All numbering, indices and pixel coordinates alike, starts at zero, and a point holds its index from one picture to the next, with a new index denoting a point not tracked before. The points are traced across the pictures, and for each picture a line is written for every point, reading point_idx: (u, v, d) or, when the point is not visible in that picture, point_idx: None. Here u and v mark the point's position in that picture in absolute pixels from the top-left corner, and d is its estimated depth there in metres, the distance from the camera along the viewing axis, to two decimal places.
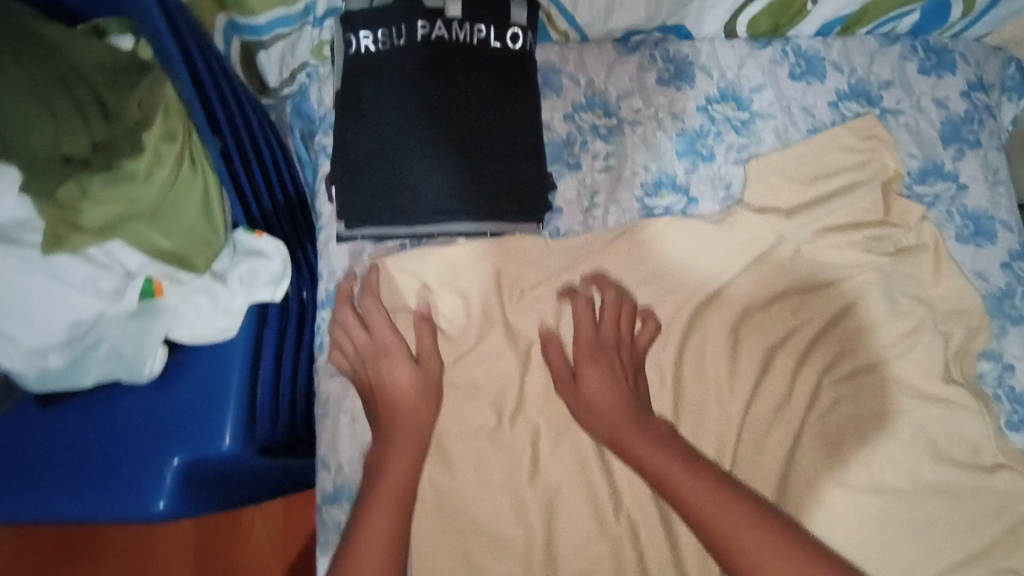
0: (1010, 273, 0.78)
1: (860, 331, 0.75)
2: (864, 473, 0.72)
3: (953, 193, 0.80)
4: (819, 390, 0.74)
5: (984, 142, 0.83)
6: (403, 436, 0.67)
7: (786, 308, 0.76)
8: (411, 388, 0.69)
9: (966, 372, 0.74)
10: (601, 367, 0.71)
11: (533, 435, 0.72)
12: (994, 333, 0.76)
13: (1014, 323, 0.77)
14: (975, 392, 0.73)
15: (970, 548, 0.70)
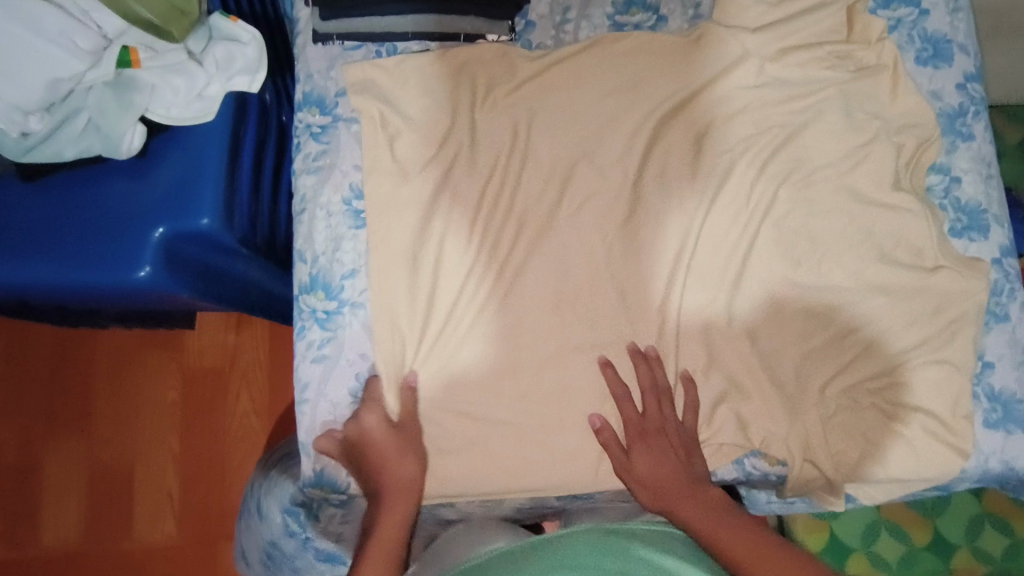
0: (965, 93, 0.81)
1: (816, 144, 0.78)
2: (812, 274, 0.75)
3: (915, 17, 0.82)
4: (776, 199, 0.77)
5: None
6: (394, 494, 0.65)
7: (748, 122, 0.79)
8: (386, 446, 0.68)
9: (914, 184, 0.78)
10: (649, 448, 0.69)
11: (500, 233, 0.75)
12: (944, 149, 0.79)
13: (964, 140, 0.80)
14: (921, 201, 0.77)
15: (910, 342, 0.74)
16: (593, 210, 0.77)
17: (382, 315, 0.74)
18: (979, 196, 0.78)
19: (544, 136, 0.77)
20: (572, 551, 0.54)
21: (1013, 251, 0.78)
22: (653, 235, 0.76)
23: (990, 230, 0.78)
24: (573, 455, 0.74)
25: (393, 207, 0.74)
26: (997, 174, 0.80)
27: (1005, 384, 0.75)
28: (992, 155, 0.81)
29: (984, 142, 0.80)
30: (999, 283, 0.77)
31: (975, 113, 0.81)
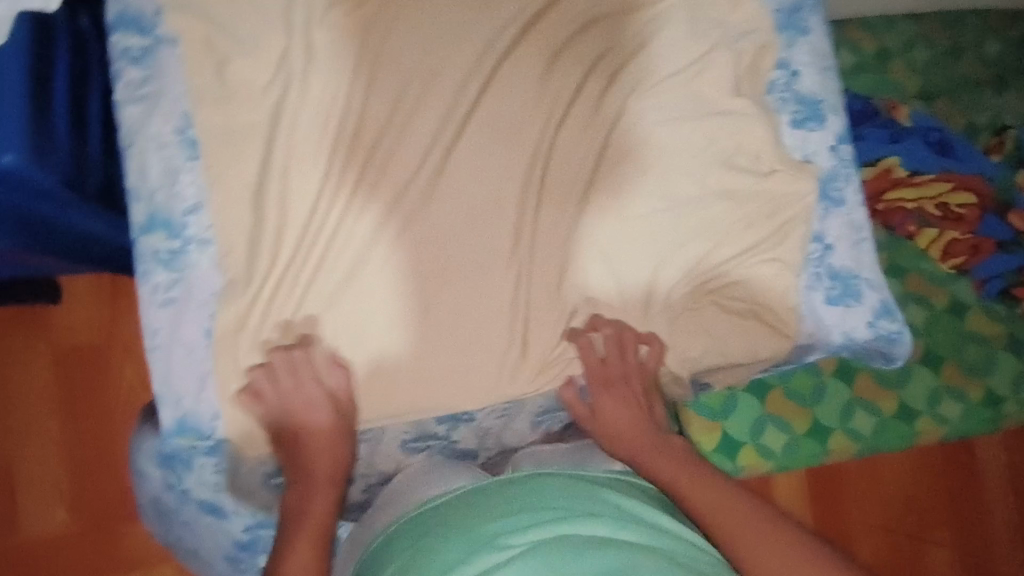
0: None
1: (664, 50, 0.80)
2: (660, 183, 0.79)
3: None
4: (625, 109, 0.79)
5: None
6: (303, 529, 0.67)
7: (598, 31, 0.79)
8: (320, 474, 0.71)
9: (753, 88, 0.81)
10: (615, 399, 0.77)
11: (352, 160, 0.73)
12: (783, 44, 0.82)
13: (802, 35, 0.83)
14: (758, 104, 0.81)
15: (750, 240, 0.79)
16: (442, 131, 0.75)
17: (231, 252, 0.70)
18: (816, 88, 0.82)
19: (390, 52, 0.74)
20: (535, 492, 0.62)
21: (849, 138, 0.83)
22: (509, 152, 0.77)
23: (826, 119, 0.82)
24: (444, 379, 0.75)
25: (230, 139, 0.70)
26: (835, 65, 0.83)
27: (843, 263, 0.81)
28: (830, 47, 0.84)
29: (821, 35, 0.84)
30: (836, 169, 0.82)
31: (812, 7, 0.84)
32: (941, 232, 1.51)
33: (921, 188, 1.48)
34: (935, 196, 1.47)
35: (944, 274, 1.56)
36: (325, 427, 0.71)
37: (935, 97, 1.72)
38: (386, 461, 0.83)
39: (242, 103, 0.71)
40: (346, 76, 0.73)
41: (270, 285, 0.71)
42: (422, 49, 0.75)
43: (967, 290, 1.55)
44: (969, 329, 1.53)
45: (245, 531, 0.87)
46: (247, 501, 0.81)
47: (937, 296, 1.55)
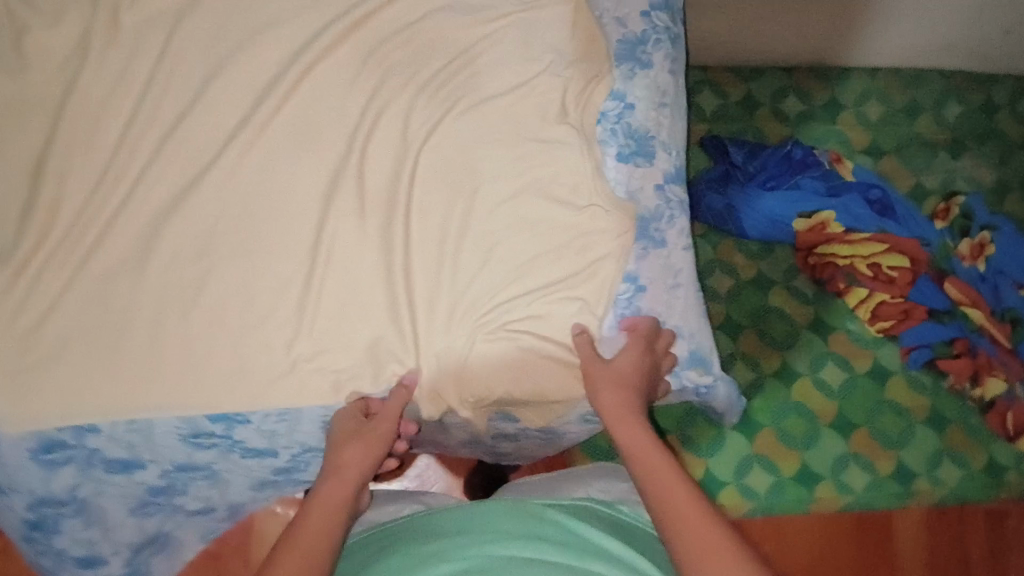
0: (648, 21, 0.84)
1: (490, 71, 0.80)
2: (469, 201, 0.77)
3: None
4: (437, 125, 0.78)
5: None
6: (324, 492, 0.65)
7: (423, 45, 0.80)
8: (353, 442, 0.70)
9: (583, 119, 0.80)
10: (616, 380, 0.72)
11: (145, 143, 0.72)
12: (620, 75, 0.82)
13: (642, 68, 0.82)
14: (582, 136, 0.80)
15: (560, 272, 0.77)
16: (243, 119, 0.74)
17: (2, 217, 0.70)
18: (649, 123, 0.81)
19: (199, 40, 0.74)
20: (490, 514, 0.65)
21: (677, 179, 0.82)
22: (315, 154, 0.76)
23: (655, 156, 0.81)
24: (216, 378, 0.73)
25: (18, 103, 0.70)
26: (672, 103, 0.83)
27: (652, 307, 0.79)
28: (672, 84, 0.83)
29: (663, 71, 0.83)
30: (660, 209, 0.80)
31: (657, 42, 0.83)
32: (872, 294, 1.35)
33: (853, 245, 1.34)
34: (867, 254, 1.34)
35: (871, 338, 1.38)
36: (348, 426, 0.72)
37: (886, 153, 1.52)
38: (172, 453, 0.77)
39: (37, 74, 0.71)
40: (149, 58, 0.73)
41: (37, 259, 0.70)
42: (234, 41, 0.75)
43: (892, 358, 1.38)
44: (889, 400, 1.35)
45: (28, 510, 0.77)
46: (19, 478, 0.74)
47: (860, 359, 1.37)
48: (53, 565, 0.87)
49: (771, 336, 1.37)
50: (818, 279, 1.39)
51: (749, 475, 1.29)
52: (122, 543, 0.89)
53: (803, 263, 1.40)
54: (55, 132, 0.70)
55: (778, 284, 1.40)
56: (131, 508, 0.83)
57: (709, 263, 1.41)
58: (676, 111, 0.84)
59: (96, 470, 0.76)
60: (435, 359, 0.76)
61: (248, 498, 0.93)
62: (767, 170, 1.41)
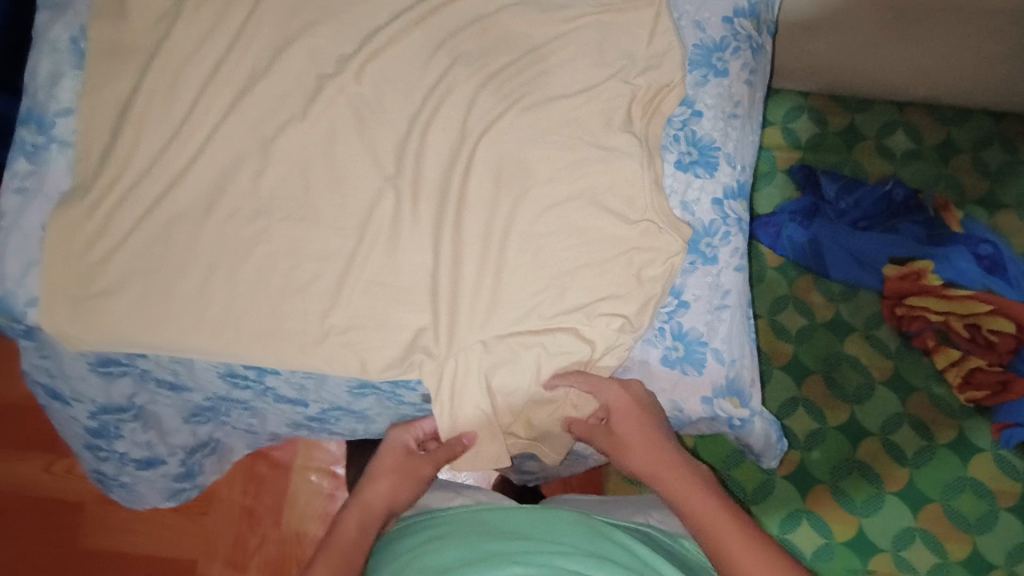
0: (730, 27, 0.81)
1: (561, 68, 0.78)
2: (523, 199, 0.75)
3: None
4: (497, 120, 0.77)
5: None
6: (358, 507, 0.72)
7: (493, 37, 0.79)
8: (398, 466, 0.76)
9: (648, 130, 0.78)
10: (622, 434, 0.74)
11: (219, 102, 0.76)
12: (692, 82, 0.80)
13: (716, 75, 0.80)
14: (646, 148, 0.77)
15: (603, 287, 0.75)
16: (309, 93, 0.77)
17: (82, 158, 0.75)
18: (714, 133, 0.79)
19: (281, 13, 0.78)
20: (557, 523, 0.66)
21: (737, 194, 0.79)
22: (375, 133, 0.77)
23: (717, 168, 0.78)
24: (254, 334, 0.74)
25: (113, 57, 0.76)
26: (742, 115, 0.80)
27: (693, 326, 0.76)
28: (746, 96, 0.81)
29: (738, 81, 0.81)
30: (716, 224, 0.78)
31: (735, 50, 0.81)
32: (965, 358, 1.22)
33: (949, 301, 1.21)
34: (963, 313, 1.20)
35: (958, 407, 1.24)
36: (395, 459, 0.76)
37: (1008, 208, 1.36)
38: (214, 386, 0.80)
39: (134, 25, 0.77)
40: (234, 26, 0.77)
41: (108, 201, 0.74)
42: (313, 15, 0.78)
43: (983, 435, 1.22)
44: (971, 478, 1.20)
45: (91, 418, 0.82)
46: (82, 389, 0.79)
47: (942, 428, 1.23)
48: (115, 469, 0.92)
49: (842, 387, 1.26)
50: (905, 331, 1.27)
51: (796, 531, 1.18)
52: (178, 445, 0.93)
53: (889, 312, 1.28)
54: (141, 89, 0.75)
55: (857, 332, 1.29)
56: (183, 417, 0.89)
57: (780, 299, 1.31)
58: (745, 124, 0.82)
59: (150, 383, 0.81)
60: (467, 355, 0.75)
61: (289, 432, 0.96)
62: (861, 207, 1.31)
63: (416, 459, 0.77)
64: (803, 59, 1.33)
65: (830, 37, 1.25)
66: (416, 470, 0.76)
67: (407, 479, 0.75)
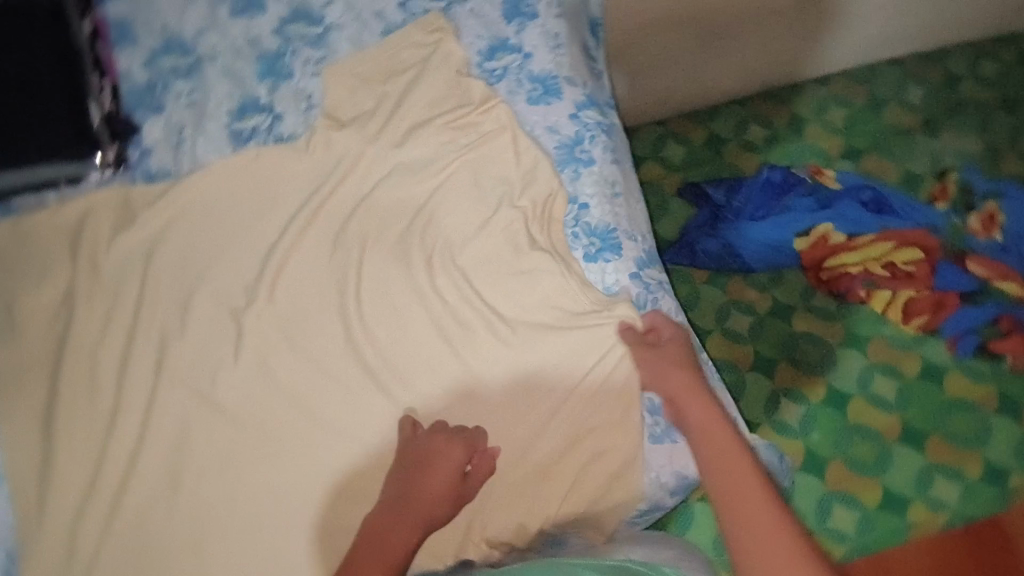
0: (579, 122, 0.87)
1: (452, 213, 0.83)
2: (469, 344, 0.78)
3: (520, 62, 0.89)
4: (417, 282, 0.80)
5: (543, 12, 0.90)
6: (407, 509, 0.65)
7: (381, 211, 0.83)
8: (447, 468, 0.69)
9: (551, 237, 0.82)
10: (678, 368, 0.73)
11: (143, 374, 0.75)
12: (567, 180, 0.85)
13: (585, 166, 0.86)
14: (557, 255, 0.81)
15: (573, 398, 0.77)
16: (229, 328, 0.77)
17: (18, 490, 0.71)
18: (606, 218, 0.84)
19: (173, 267, 0.79)
20: None
21: (649, 262, 0.84)
22: (306, 342, 0.78)
23: (622, 247, 0.83)
24: None
25: (19, 373, 0.74)
26: (623, 192, 0.86)
27: None
28: (619, 173, 0.87)
29: (606, 163, 0.86)
30: (642, 296, 0.81)
31: (592, 138, 0.87)
32: (896, 293, 1.29)
33: (862, 250, 1.31)
34: (878, 255, 1.30)
35: (910, 337, 1.29)
36: (448, 476, 0.68)
37: (864, 152, 1.49)
38: None
39: (29, 335, 0.75)
40: (132, 297, 0.77)
41: (65, 516, 0.70)
42: (205, 258, 0.80)
43: (940, 352, 1.28)
44: (953, 399, 1.24)
45: None
46: None
47: (906, 362, 1.28)
48: None
49: (808, 363, 1.29)
50: (838, 292, 1.32)
51: (833, 517, 1.15)
52: None
53: (816, 281, 1.34)
54: (59, 397, 0.73)
55: (798, 308, 1.33)
56: None
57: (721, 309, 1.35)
58: (629, 197, 0.88)
59: None
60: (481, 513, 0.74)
61: None
62: (751, 201, 1.39)
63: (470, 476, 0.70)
64: (646, 97, 1.47)
65: (654, 67, 1.41)
66: (462, 481, 0.69)
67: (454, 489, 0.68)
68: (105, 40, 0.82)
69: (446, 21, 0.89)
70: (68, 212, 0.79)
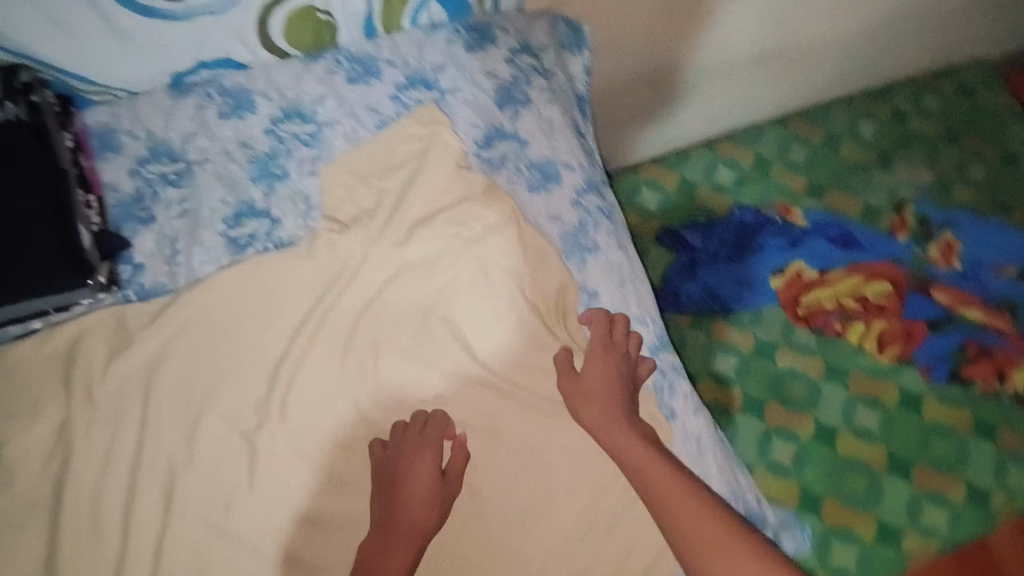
0: (580, 208, 0.89)
1: (464, 308, 0.81)
2: (492, 446, 0.77)
3: (517, 149, 0.89)
4: (435, 386, 0.78)
5: (535, 99, 0.92)
6: (399, 531, 0.70)
7: (390, 312, 0.81)
8: (427, 482, 0.72)
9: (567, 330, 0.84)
10: (604, 366, 0.80)
11: (151, 512, 0.70)
12: (575, 269, 0.86)
13: (591, 253, 0.87)
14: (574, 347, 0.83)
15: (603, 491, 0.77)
16: (240, 452, 0.73)
17: None
18: (617, 305, 0.86)
19: (175, 390, 0.74)
20: None
21: (662, 345, 0.87)
22: (322, 459, 0.75)
23: (636, 332, 0.86)
24: None
25: (10, 525, 0.68)
26: (627, 279, 0.89)
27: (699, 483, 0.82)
28: (621, 258, 0.90)
29: (610, 249, 0.89)
30: (659, 382, 0.85)
31: (596, 225, 0.89)
32: (869, 325, 1.28)
33: (833, 285, 1.31)
34: (850, 290, 1.30)
35: (887, 368, 1.26)
36: (426, 482, 0.72)
37: (827, 188, 1.46)
38: None
39: (20, 481, 0.70)
40: (131, 429, 0.72)
41: None
42: (209, 377, 0.75)
43: (916, 382, 1.25)
44: (935, 426, 1.22)
45: None
46: None
47: (887, 393, 1.25)
48: None
49: (795, 400, 1.24)
50: (816, 327, 1.29)
51: (833, 554, 1.12)
52: None
53: (795, 317, 1.31)
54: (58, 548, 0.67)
55: (781, 344, 1.29)
56: None
57: (706, 350, 1.29)
58: (634, 281, 0.91)
59: None
60: None
61: None
62: (726, 241, 1.38)
63: (454, 479, 0.74)
64: (617, 144, 1.49)
65: (625, 116, 1.42)
66: (442, 487, 0.73)
67: (436, 497, 0.72)
68: (91, 154, 0.81)
69: (440, 112, 0.89)
70: (59, 339, 0.75)
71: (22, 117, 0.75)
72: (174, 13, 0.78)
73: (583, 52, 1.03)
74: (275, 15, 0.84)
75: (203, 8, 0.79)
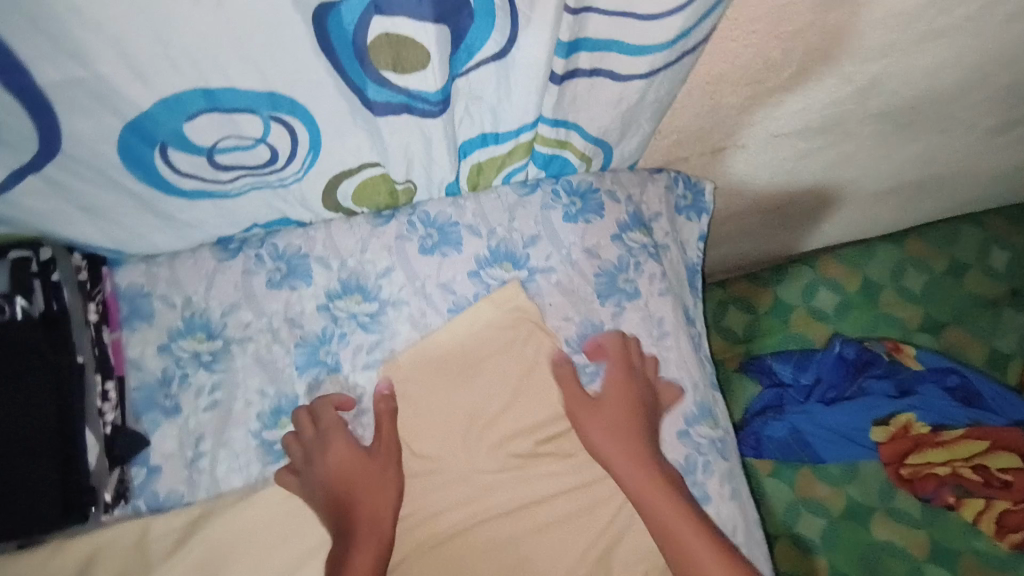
0: (689, 442, 0.71)
1: (537, 560, 0.66)
2: None
3: None
4: None
5: (644, 290, 0.74)
6: (354, 531, 0.63)
7: (449, 557, 0.66)
8: (351, 468, 0.65)
9: None
10: (614, 388, 0.70)
11: None
12: None
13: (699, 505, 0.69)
14: None
15: None
16: None
17: None
18: None
19: None
20: None
21: None
22: None
23: None
24: None
25: None
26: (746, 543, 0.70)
27: None
28: (739, 514, 0.71)
29: (725, 502, 0.70)
30: None
31: (706, 465, 0.70)
32: (990, 504, 1.08)
33: (948, 448, 1.11)
34: (967, 457, 1.10)
35: (1004, 555, 1.07)
36: (348, 464, 0.65)
37: (947, 326, 1.25)
38: None
39: None
40: None
41: None
42: None
43: None
44: None
45: None
46: None
47: None
48: None
49: None
50: (921, 495, 1.12)
51: None
52: None
53: (897, 479, 1.14)
54: None
55: (877, 510, 1.14)
56: None
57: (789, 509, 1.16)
58: (749, 542, 0.71)
59: None
60: None
61: None
62: (823, 379, 1.20)
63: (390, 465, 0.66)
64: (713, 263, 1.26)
65: (732, 242, 1.18)
66: (371, 463, 0.66)
67: (371, 476, 0.65)
68: (110, 326, 0.68)
69: (526, 299, 0.72)
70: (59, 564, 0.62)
71: (33, 315, 0.63)
72: (228, 190, 0.61)
73: (705, 216, 0.85)
74: (342, 185, 0.66)
75: (258, 182, 0.61)
